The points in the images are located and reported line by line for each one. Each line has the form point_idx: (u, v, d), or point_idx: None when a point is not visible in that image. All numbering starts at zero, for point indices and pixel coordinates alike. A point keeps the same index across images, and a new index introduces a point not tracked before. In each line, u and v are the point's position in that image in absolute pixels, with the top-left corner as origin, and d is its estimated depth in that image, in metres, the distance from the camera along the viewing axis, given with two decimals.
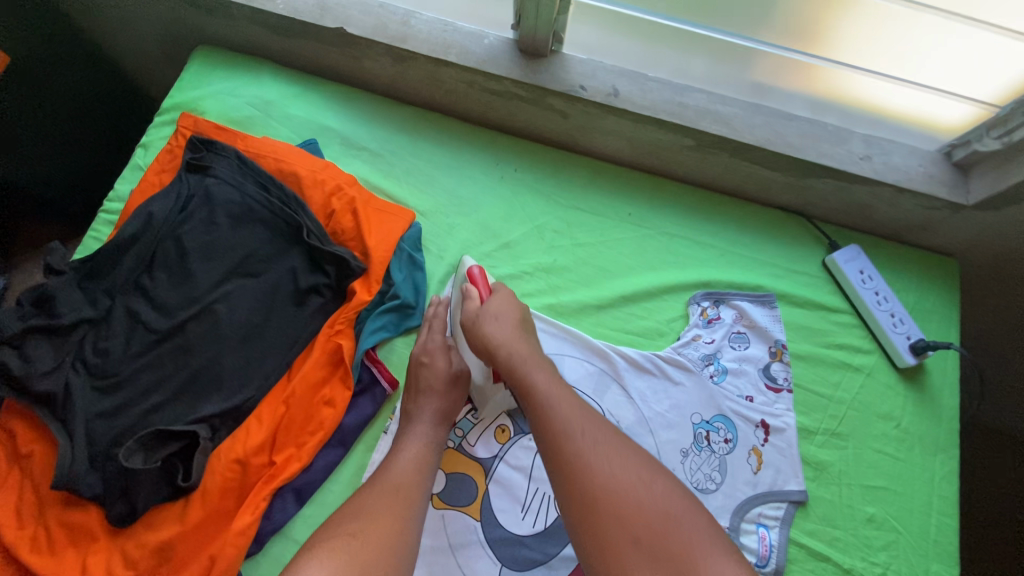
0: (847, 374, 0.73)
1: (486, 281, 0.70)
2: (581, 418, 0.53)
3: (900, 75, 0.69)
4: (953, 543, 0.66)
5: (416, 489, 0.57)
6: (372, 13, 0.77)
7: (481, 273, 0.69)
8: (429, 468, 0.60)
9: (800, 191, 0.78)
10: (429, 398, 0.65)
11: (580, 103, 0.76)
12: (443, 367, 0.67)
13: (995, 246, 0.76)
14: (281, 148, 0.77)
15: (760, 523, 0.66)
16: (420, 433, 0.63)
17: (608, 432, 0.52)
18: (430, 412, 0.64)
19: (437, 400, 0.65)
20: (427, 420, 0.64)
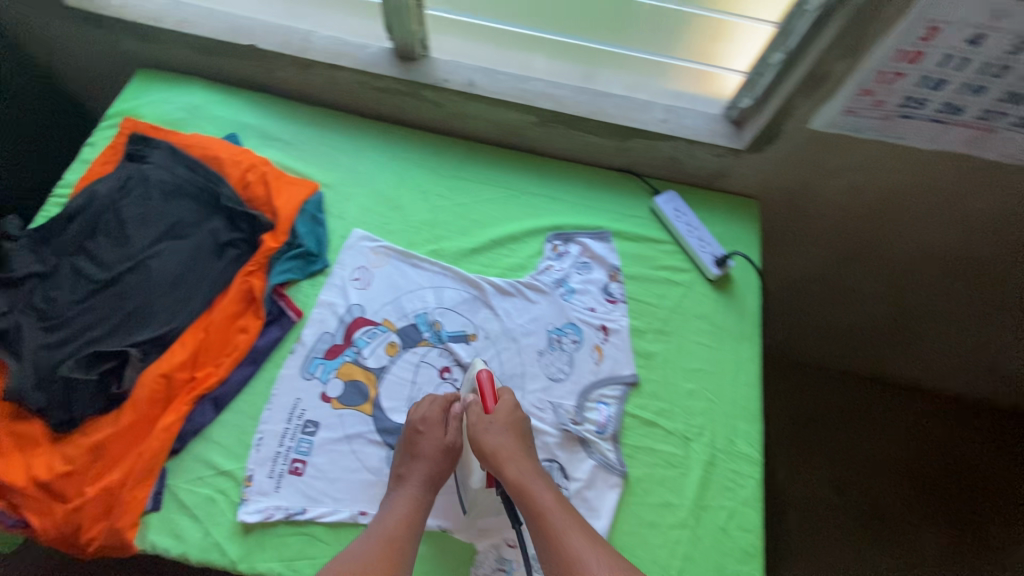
0: (670, 288, 0.93)
1: (492, 386, 0.76)
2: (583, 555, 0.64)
3: (669, 54, 0.90)
4: (753, 403, 0.85)
5: (399, 549, 0.66)
6: (278, 32, 0.95)
7: (489, 379, 0.76)
8: (414, 527, 0.69)
9: (626, 153, 0.98)
10: (422, 465, 0.72)
11: (446, 93, 0.94)
12: (434, 439, 0.74)
13: (782, 184, 0.97)
14: (206, 139, 0.94)
15: (598, 403, 0.83)
16: (406, 493, 0.71)
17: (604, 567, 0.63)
18: (419, 477, 0.72)
19: (427, 464, 0.72)
20: (414, 482, 0.72)
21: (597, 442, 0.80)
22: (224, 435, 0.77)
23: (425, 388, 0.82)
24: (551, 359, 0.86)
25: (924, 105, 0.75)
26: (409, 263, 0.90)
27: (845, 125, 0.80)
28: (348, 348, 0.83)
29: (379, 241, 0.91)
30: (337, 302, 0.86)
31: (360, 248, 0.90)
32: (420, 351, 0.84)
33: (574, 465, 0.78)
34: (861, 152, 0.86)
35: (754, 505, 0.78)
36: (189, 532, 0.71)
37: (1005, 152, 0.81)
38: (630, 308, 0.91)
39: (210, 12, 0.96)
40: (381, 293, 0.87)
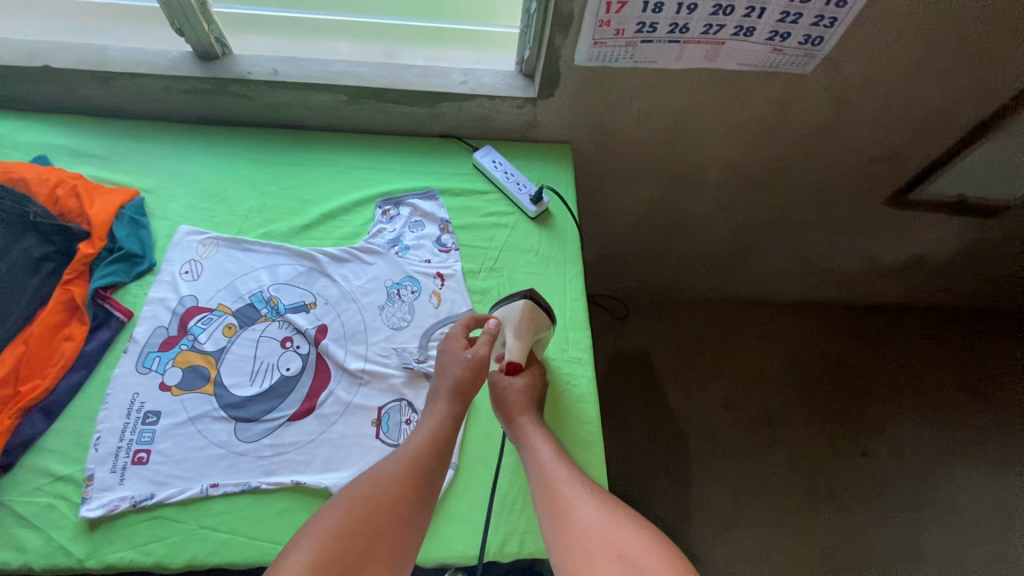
0: (497, 230, 1.01)
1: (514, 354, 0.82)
2: (567, 477, 0.72)
3: (448, 19, 1.02)
4: (581, 315, 0.94)
5: (428, 461, 0.73)
6: (71, 51, 0.96)
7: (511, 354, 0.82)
8: (440, 442, 0.75)
9: (439, 117, 1.06)
10: (445, 378, 0.80)
11: (253, 84, 0.98)
12: (457, 356, 0.81)
13: (583, 124, 1.08)
14: (7, 162, 0.92)
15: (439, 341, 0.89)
16: (433, 412, 0.78)
17: (586, 486, 0.71)
18: (446, 389, 0.80)
19: (453, 376, 0.80)
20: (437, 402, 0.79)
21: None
22: (59, 442, 0.76)
23: (268, 358, 0.84)
24: (392, 311, 0.91)
25: (656, 28, 0.87)
26: (240, 249, 0.93)
27: (602, 56, 0.92)
28: (184, 337, 0.84)
29: (208, 234, 0.93)
30: (168, 296, 0.87)
31: (189, 243, 0.92)
32: (259, 326, 0.86)
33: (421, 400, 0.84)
34: (631, 81, 0.99)
35: (589, 399, 0.87)
36: (30, 542, 0.70)
37: (741, 61, 0.95)
38: (462, 254, 0.98)
39: None
40: (214, 280, 0.89)
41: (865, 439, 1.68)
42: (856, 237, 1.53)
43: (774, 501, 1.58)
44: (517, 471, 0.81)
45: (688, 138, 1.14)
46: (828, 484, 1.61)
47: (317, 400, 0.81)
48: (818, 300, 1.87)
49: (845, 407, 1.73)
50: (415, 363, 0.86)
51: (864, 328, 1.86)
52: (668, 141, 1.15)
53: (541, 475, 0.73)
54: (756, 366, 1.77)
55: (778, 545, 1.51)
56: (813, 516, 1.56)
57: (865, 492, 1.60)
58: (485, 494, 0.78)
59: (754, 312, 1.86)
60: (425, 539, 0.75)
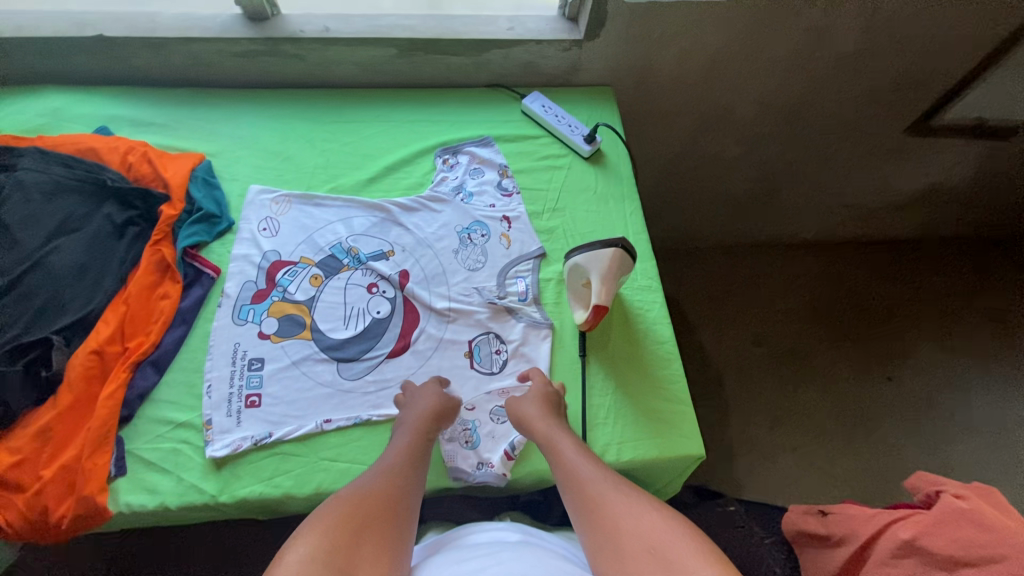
0: (554, 172, 1.04)
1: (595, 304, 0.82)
2: (595, 475, 0.70)
3: None
4: (644, 246, 0.98)
5: (405, 479, 0.70)
6: (122, 20, 0.96)
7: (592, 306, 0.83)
8: (412, 469, 0.71)
9: (486, 67, 1.08)
10: (422, 405, 0.76)
11: (305, 43, 0.99)
12: (429, 388, 0.79)
13: (624, 65, 1.11)
14: (76, 135, 0.94)
15: (515, 278, 0.92)
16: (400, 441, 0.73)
17: (613, 482, 0.69)
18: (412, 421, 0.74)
19: (424, 408, 0.75)
20: (407, 428, 0.74)
21: (523, 308, 0.90)
22: (173, 393, 0.79)
23: (358, 303, 0.87)
24: (466, 253, 0.94)
25: None
26: (312, 205, 0.95)
27: None
28: (273, 289, 0.87)
29: (278, 192, 0.95)
30: (250, 251, 0.89)
31: (261, 202, 0.94)
32: (344, 274, 0.90)
33: (509, 332, 0.88)
34: (674, 16, 1.01)
35: (662, 321, 0.91)
36: (161, 484, 0.73)
37: None
38: (524, 197, 1.01)
39: (46, 14, 0.96)
40: (292, 235, 0.92)
41: (889, 366, 1.76)
42: (876, 169, 1.59)
43: (809, 428, 1.66)
44: (606, 390, 0.85)
45: (725, 74, 1.18)
46: (857, 408, 1.69)
47: (410, 337, 0.86)
48: (836, 237, 1.93)
49: (868, 337, 1.81)
50: (496, 299, 0.90)
51: (881, 262, 1.93)
52: (705, 78, 1.18)
53: (567, 477, 0.71)
54: (781, 305, 1.84)
55: (817, 467, 1.60)
56: (846, 439, 1.64)
57: (893, 413, 1.69)
58: (579, 412, 0.83)
59: (776, 253, 1.91)
60: (528, 455, 0.80)
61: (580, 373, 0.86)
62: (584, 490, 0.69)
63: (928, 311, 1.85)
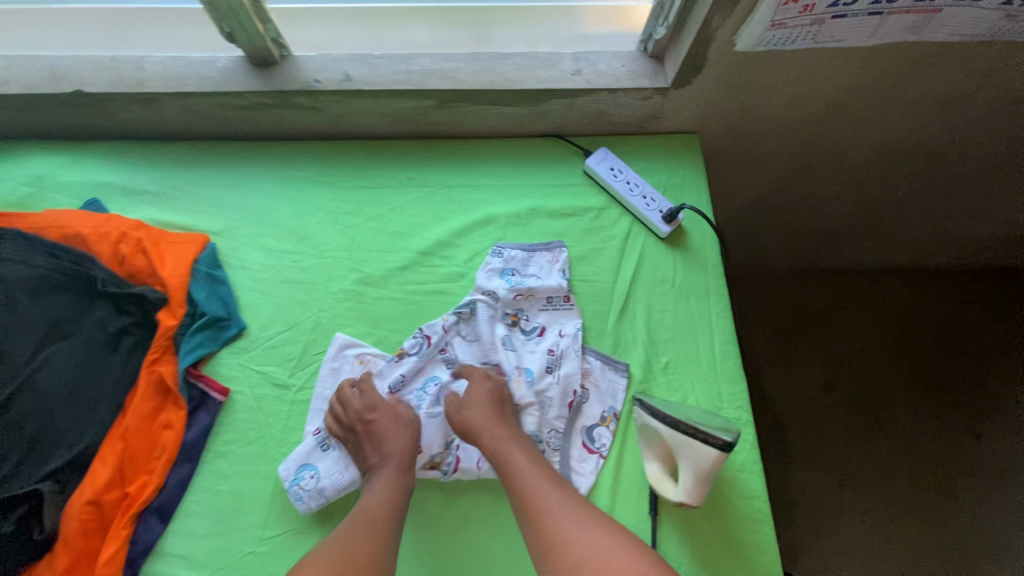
0: (623, 257, 0.85)
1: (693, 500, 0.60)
2: (560, 502, 0.61)
3: None
4: (734, 364, 0.79)
5: (393, 526, 0.61)
6: (104, 69, 0.79)
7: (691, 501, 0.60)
8: (400, 501, 0.64)
9: (544, 116, 0.87)
10: (391, 444, 0.68)
11: (321, 96, 0.81)
12: (406, 436, 0.69)
13: (717, 115, 0.88)
14: (60, 215, 0.80)
15: (591, 437, 0.76)
16: (384, 477, 0.66)
17: (572, 506, 0.61)
18: (397, 455, 0.67)
19: (399, 444, 0.68)
20: (390, 460, 0.67)
21: (586, 476, 0.73)
22: (180, 546, 0.69)
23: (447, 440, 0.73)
24: (556, 368, 0.77)
25: None
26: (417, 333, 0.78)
27: (775, 39, 0.70)
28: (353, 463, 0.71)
29: (339, 343, 0.78)
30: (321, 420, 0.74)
31: (337, 357, 0.77)
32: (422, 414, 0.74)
33: (572, 458, 0.75)
34: (795, 64, 0.77)
35: (752, 469, 0.74)
36: None
37: (956, 31, 0.72)
38: (634, 336, 0.81)
39: (18, 60, 0.80)
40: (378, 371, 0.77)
41: (981, 420, 1.43)
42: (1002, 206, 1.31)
43: (884, 491, 1.35)
44: (680, 558, 0.71)
45: (843, 119, 0.92)
46: (941, 469, 1.38)
47: None
48: (941, 264, 1.57)
49: (962, 383, 1.47)
50: (569, 395, 0.76)
51: (995, 296, 1.56)
52: (817, 124, 0.93)
53: (524, 496, 0.63)
54: (863, 344, 1.51)
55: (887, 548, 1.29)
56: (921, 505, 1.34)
57: (981, 484, 1.36)
58: None
59: (861, 279, 1.57)
60: None
61: (651, 537, 0.71)
62: (533, 507, 0.61)
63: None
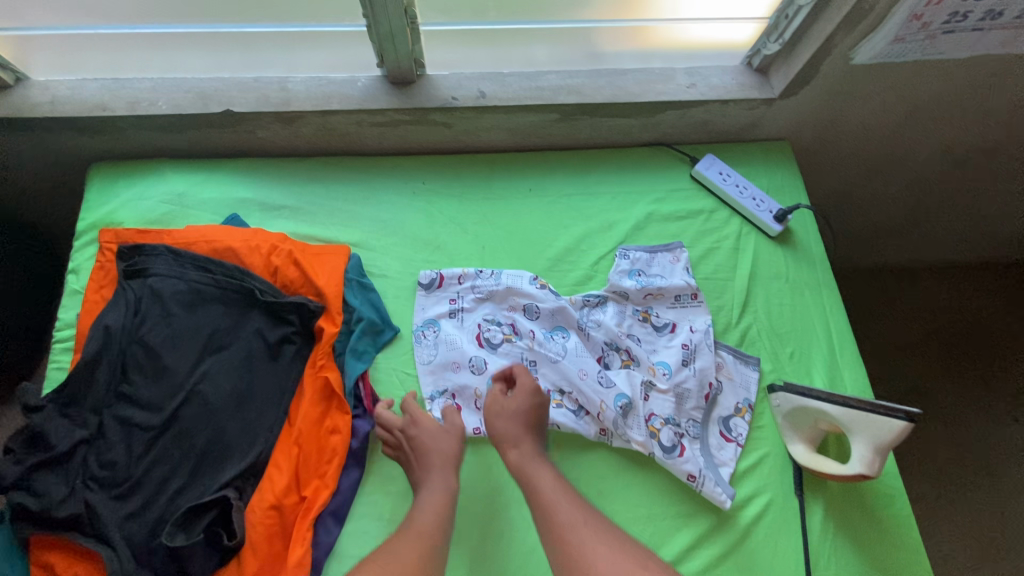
0: (739, 256, 0.90)
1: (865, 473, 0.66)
2: (577, 514, 0.64)
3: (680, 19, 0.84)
4: (853, 351, 0.85)
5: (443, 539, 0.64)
6: (251, 89, 0.83)
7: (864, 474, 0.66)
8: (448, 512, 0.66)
9: (655, 127, 0.93)
10: (434, 456, 0.70)
11: (457, 112, 0.85)
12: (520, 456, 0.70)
13: (810, 123, 0.96)
14: (208, 230, 0.82)
15: (728, 426, 0.79)
16: (433, 489, 0.68)
17: (592, 522, 0.63)
18: (441, 467, 0.70)
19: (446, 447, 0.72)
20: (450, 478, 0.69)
21: (727, 463, 0.77)
22: (358, 546, 0.71)
23: (565, 383, 0.79)
24: (692, 361, 0.81)
25: (967, 18, 0.72)
26: (530, 275, 0.86)
27: (891, 53, 0.78)
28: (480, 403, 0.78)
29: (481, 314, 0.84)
30: (441, 356, 0.80)
31: (445, 287, 0.84)
32: (539, 350, 0.81)
33: (711, 446, 0.78)
34: (895, 74, 0.85)
35: None
36: None
37: None
38: (758, 330, 0.86)
39: (166, 83, 0.83)
40: (490, 307, 0.85)
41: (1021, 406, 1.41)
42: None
43: (941, 472, 1.35)
44: (828, 533, 0.75)
45: (917, 125, 1.00)
46: (990, 455, 1.36)
47: (654, 430, 0.77)
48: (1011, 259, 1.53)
49: (995, 371, 1.45)
50: (705, 387, 0.80)
51: None
52: (895, 129, 1.00)
53: (544, 511, 0.64)
54: (922, 333, 1.49)
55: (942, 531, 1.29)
56: (964, 485, 1.33)
57: None
58: (803, 556, 0.73)
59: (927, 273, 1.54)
60: None
61: (800, 515, 0.75)
62: (553, 524, 0.63)
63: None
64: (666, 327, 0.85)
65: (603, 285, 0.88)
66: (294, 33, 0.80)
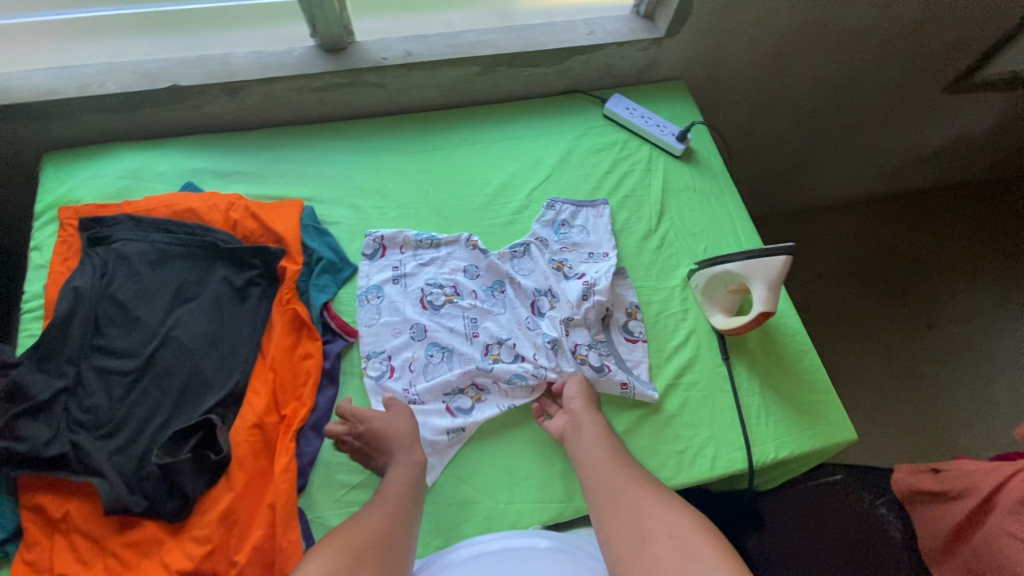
0: (652, 176, 1.03)
1: (761, 315, 0.77)
2: (618, 467, 0.72)
3: None
4: (757, 240, 0.98)
5: (409, 500, 0.69)
6: (195, 66, 0.91)
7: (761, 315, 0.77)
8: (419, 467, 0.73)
9: (566, 74, 1.06)
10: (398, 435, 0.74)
11: (388, 70, 0.95)
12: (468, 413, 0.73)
13: (698, 60, 1.11)
14: (166, 197, 0.88)
15: (628, 330, 0.89)
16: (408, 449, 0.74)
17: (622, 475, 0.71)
18: (407, 436, 0.75)
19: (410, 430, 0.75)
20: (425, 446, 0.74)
21: (639, 361, 0.87)
22: (341, 454, 0.77)
23: (502, 335, 0.87)
24: (591, 294, 0.88)
25: None
26: (464, 237, 0.93)
27: None
28: (418, 369, 0.84)
29: (418, 277, 0.90)
30: (390, 320, 0.86)
31: (388, 256, 0.91)
32: (480, 306, 0.89)
33: (623, 353, 0.87)
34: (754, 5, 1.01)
35: (790, 313, 0.93)
36: None
37: None
38: (676, 233, 0.98)
39: (112, 66, 0.90)
40: (431, 270, 0.91)
41: (933, 312, 1.60)
42: (923, 126, 1.54)
43: (867, 374, 1.52)
44: (755, 388, 0.86)
45: (789, 56, 1.17)
46: (905, 355, 1.54)
47: (579, 358, 0.84)
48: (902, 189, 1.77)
49: (906, 285, 1.64)
50: (603, 312, 0.88)
51: (948, 206, 1.75)
52: (770, 61, 1.17)
53: (590, 463, 0.73)
54: (836, 261, 1.67)
55: (876, 423, 1.44)
56: (891, 385, 1.50)
57: (947, 360, 1.53)
58: (734, 408, 0.85)
59: (834, 212, 1.76)
60: (694, 448, 0.81)
61: (728, 375, 0.87)
62: (602, 469, 0.72)
63: (983, 250, 1.68)
64: (575, 275, 0.92)
65: (527, 232, 0.97)
66: (250, 9, 0.91)
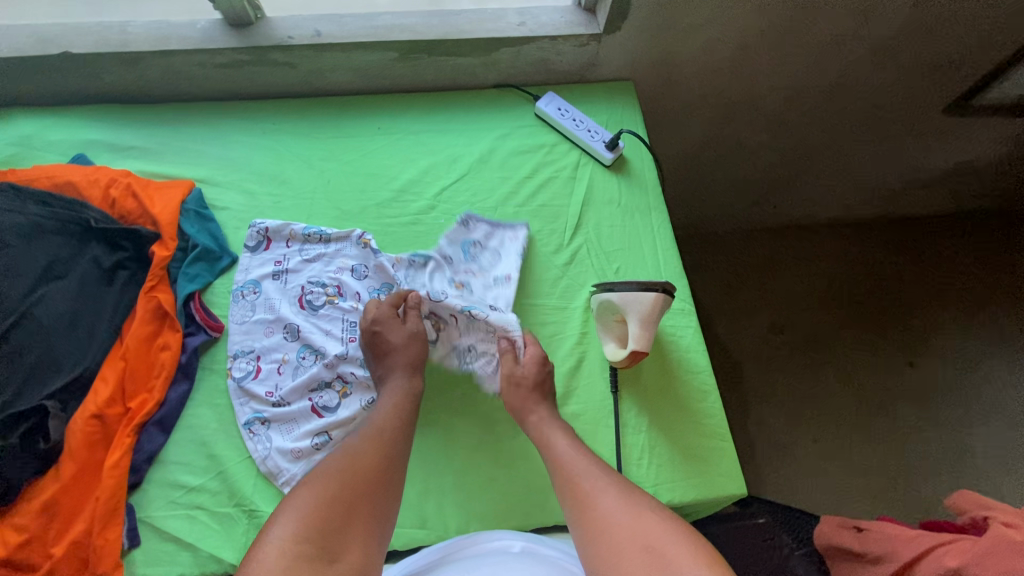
0: (574, 183, 0.96)
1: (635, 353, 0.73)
2: (589, 467, 0.65)
3: None
4: (677, 265, 0.90)
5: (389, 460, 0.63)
6: (91, 33, 0.87)
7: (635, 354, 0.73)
8: (406, 414, 0.69)
9: (496, 66, 0.99)
10: (400, 356, 0.74)
11: (294, 50, 0.90)
12: (399, 330, 0.76)
13: (646, 61, 1.02)
14: (50, 168, 0.85)
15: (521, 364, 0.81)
16: (394, 387, 0.72)
17: (603, 478, 0.63)
18: (401, 363, 0.74)
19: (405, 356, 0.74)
20: (401, 373, 0.73)
21: None
22: (183, 453, 0.74)
23: None
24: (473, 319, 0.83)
25: None
26: (357, 234, 0.87)
27: None
28: (286, 371, 0.79)
29: (302, 270, 0.85)
30: (263, 317, 0.81)
31: (273, 249, 0.86)
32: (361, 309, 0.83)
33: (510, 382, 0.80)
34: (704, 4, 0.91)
35: (698, 348, 0.85)
36: (178, 553, 0.69)
37: None
38: (589, 249, 0.91)
39: (9, 28, 0.87)
40: (317, 267, 0.85)
41: (914, 350, 1.47)
42: (917, 148, 1.41)
43: (829, 410, 1.40)
44: (641, 428, 0.80)
45: (755, 62, 1.06)
46: (874, 394, 1.42)
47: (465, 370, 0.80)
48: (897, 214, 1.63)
49: (885, 318, 1.52)
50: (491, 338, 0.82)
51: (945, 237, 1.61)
52: (732, 66, 1.06)
53: (558, 466, 0.66)
54: (811, 285, 1.56)
55: (826, 464, 1.34)
56: (853, 426, 1.39)
57: (918, 403, 1.41)
58: (614, 449, 0.78)
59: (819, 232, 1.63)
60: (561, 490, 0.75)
61: (614, 411, 0.80)
62: (568, 470, 0.65)
63: (976, 288, 1.54)
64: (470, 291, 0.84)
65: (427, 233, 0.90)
66: None
